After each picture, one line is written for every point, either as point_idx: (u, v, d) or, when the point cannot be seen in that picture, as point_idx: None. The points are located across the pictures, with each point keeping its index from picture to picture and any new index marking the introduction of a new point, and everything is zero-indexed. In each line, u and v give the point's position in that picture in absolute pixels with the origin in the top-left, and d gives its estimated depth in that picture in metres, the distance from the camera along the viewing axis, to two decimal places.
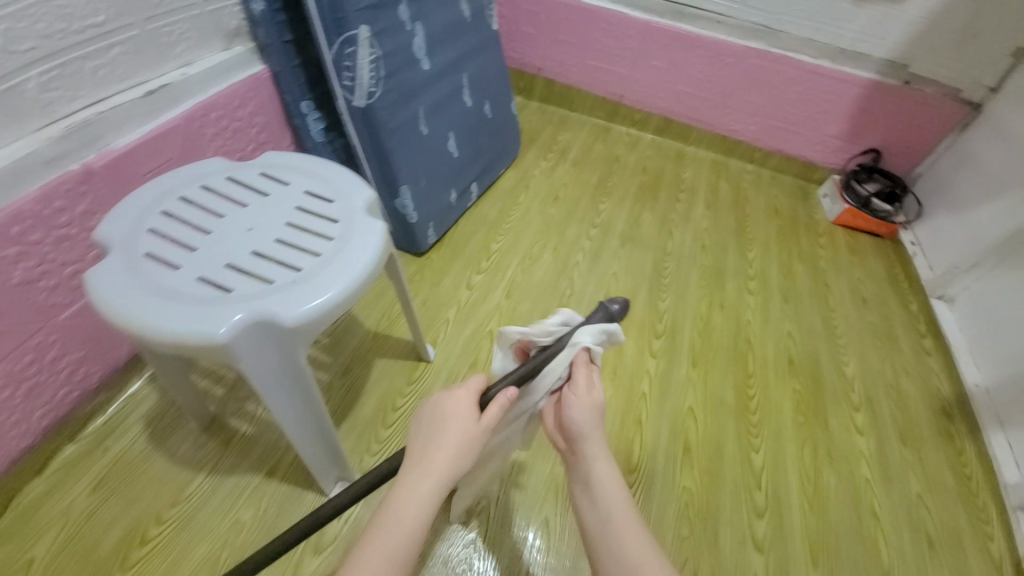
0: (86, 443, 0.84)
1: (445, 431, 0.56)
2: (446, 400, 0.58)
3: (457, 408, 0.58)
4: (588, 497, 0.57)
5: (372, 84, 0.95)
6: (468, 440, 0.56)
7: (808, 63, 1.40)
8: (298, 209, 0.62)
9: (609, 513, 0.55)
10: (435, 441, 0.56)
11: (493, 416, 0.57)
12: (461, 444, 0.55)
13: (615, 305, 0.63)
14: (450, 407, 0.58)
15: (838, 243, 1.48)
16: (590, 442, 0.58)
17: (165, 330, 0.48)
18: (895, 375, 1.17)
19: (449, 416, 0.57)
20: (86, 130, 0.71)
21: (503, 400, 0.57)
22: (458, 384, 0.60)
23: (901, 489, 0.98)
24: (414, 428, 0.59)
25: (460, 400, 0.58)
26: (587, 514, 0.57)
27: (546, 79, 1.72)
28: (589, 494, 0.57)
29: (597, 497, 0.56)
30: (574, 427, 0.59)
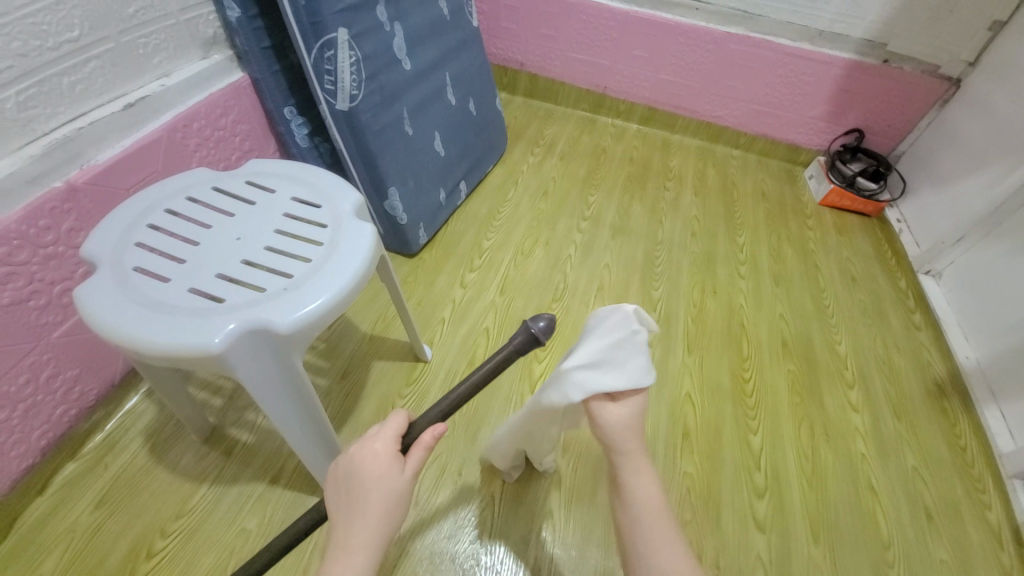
0: (87, 460, 0.83)
1: (367, 495, 0.50)
2: (361, 459, 0.52)
3: (376, 466, 0.52)
4: (620, 502, 0.54)
5: (354, 87, 0.94)
6: (395, 498, 0.51)
7: (788, 46, 1.41)
8: (285, 216, 0.62)
9: (645, 519, 0.52)
10: (358, 507, 0.50)
11: (417, 461, 0.54)
12: (388, 503, 0.51)
13: (541, 323, 0.53)
14: (366, 466, 0.52)
15: (826, 224, 1.49)
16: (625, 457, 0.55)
17: (158, 343, 0.48)
18: (887, 351, 1.19)
19: (367, 477, 0.51)
20: (67, 146, 0.70)
21: (427, 441, 0.55)
22: (374, 433, 0.55)
23: (896, 463, 1.00)
24: (332, 493, 0.53)
25: (376, 455, 0.53)
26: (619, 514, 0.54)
27: (530, 74, 1.72)
28: (621, 497, 0.54)
29: (633, 498, 0.53)
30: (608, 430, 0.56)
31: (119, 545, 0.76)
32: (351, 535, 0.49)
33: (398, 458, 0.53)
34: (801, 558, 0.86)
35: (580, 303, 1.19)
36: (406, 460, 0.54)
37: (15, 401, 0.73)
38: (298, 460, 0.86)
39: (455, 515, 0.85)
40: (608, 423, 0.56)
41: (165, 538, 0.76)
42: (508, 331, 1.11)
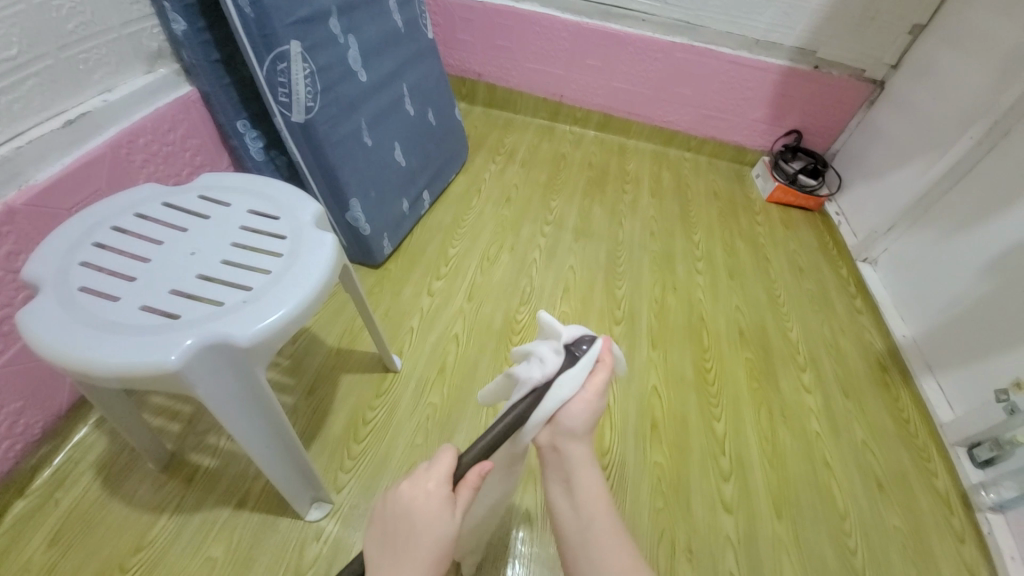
0: (33, 499, 0.78)
1: (415, 539, 0.50)
2: (411, 500, 0.51)
3: (425, 507, 0.51)
4: (566, 497, 0.55)
5: (310, 99, 0.94)
6: (443, 542, 0.50)
7: (728, 55, 1.50)
8: (242, 229, 0.61)
9: (591, 517, 0.53)
10: (405, 551, 0.49)
11: (465, 500, 0.53)
12: (437, 547, 0.50)
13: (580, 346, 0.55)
14: (417, 506, 0.51)
15: (773, 219, 1.59)
16: (574, 448, 0.55)
17: (111, 363, 0.47)
18: (834, 335, 1.27)
19: (417, 522, 0.50)
20: (4, 167, 0.67)
21: (473, 480, 0.53)
22: (426, 467, 0.52)
23: (848, 438, 1.07)
24: (377, 529, 0.52)
25: (428, 496, 0.51)
26: (563, 519, 0.55)
27: (488, 84, 1.75)
28: (569, 495, 0.55)
29: (578, 499, 0.54)
30: (563, 425, 0.54)
31: None
32: None
33: (450, 497, 0.52)
34: (768, 536, 0.90)
35: (547, 305, 1.22)
36: (455, 499, 0.52)
37: None
38: (266, 480, 0.83)
39: None
40: (568, 421, 0.53)
41: (124, 574, 0.72)
42: (478, 335, 1.12)
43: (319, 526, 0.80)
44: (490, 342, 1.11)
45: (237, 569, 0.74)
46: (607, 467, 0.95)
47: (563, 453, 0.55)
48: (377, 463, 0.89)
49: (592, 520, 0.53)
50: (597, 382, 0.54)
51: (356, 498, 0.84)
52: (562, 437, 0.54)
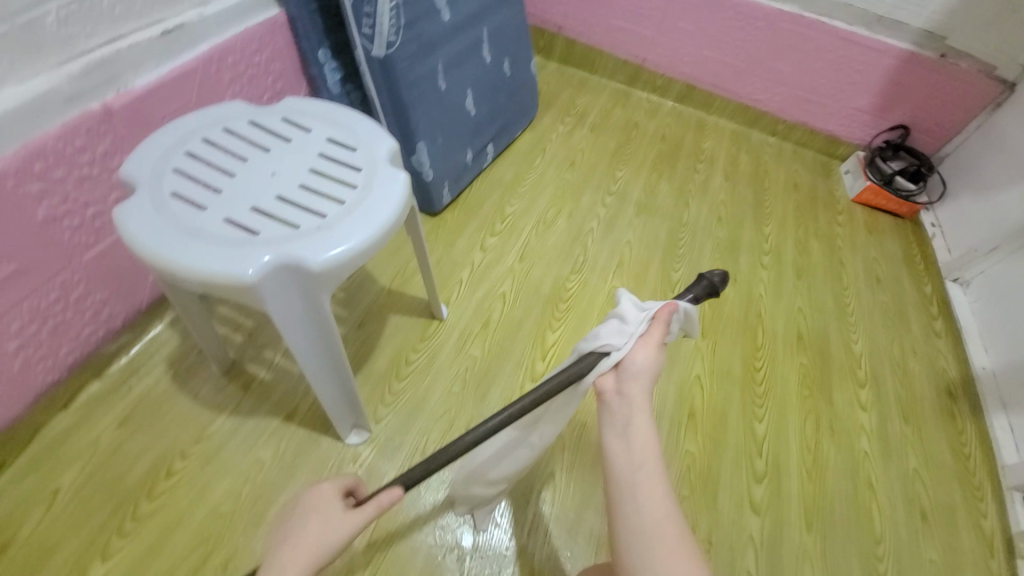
0: (112, 380, 0.86)
1: (303, 531, 0.52)
2: (308, 497, 0.56)
3: (316, 505, 0.54)
4: (619, 439, 0.52)
5: (392, 33, 0.92)
6: (326, 538, 0.52)
7: (842, 30, 1.34)
8: (320, 156, 0.62)
9: (643, 461, 0.50)
10: (292, 543, 0.51)
11: (365, 514, 0.53)
12: (319, 546, 0.51)
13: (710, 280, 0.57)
14: (311, 503, 0.55)
15: (857, 221, 1.45)
16: (636, 390, 0.54)
17: (196, 268, 0.49)
18: (903, 354, 1.17)
19: (309, 513, 0.54)
20: (105, 68, 0.70)
21: (382, 500, 0.54)
22: (327, 479, 0.59)
23: (898, 463, 1.01)
24: (274, 536, 0.54)
25: (321, 494, 0.56)
26: (613, 453, 0.51)
27: (567, 38, 1.65)
28: (621, 436, 0.52)
29: (633, 434, 0.51)
30: (627, 367, 0.55)
31: (141, 462, 0.80)
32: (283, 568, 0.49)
33: (337, 499, 0.56)
34: (791, 543, 0.88)
35: (598, 277, 1.19)
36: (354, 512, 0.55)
37: (45, 315, 0.75)
38: (313, 400, 0.88)
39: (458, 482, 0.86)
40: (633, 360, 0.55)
41: (184, 460, 0.80)
42: (524, 297, 1.12)
43: (357, 452, 0.85)
44: (536, 306, 1.11)
45: (281, 474, 0.80)
46: None
47: (624, 395, 0.54)
48: (414, 403, 0.92)
49: (646, 464, 0.50)
50: (656, 337, 0.56)
51: (392, 431, 0.88)
52: (626, 378, 0.55)
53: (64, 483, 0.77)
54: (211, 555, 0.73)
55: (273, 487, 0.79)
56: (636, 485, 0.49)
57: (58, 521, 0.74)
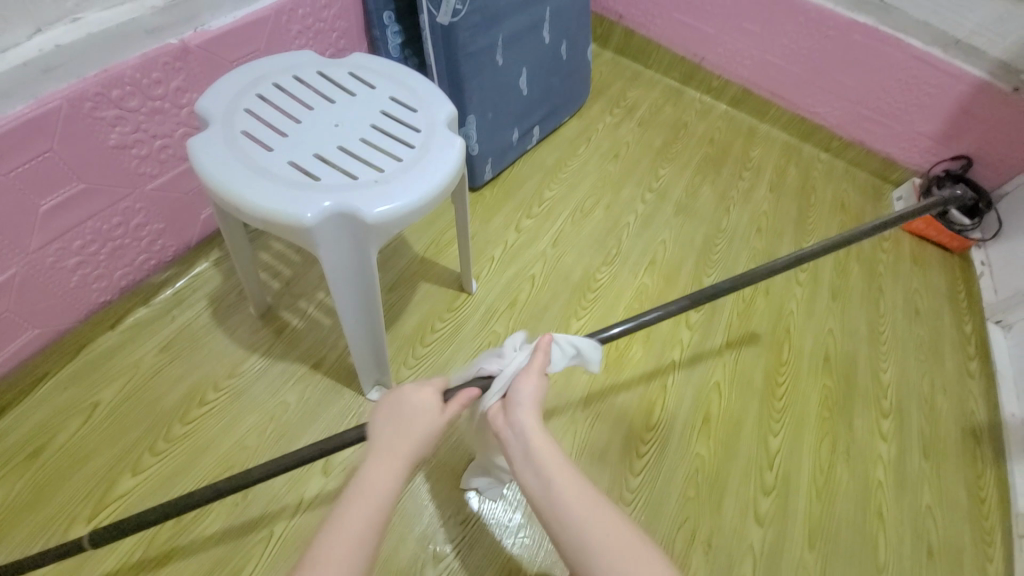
0: (156, 308, 0.90)
1: (409, 424, 0.55)
2: (410, 397, 0.57)
3: (418, 403, 0.57)
4: (534, 475, 0.52)
5: (459, 2, 0.93)
6: (429, 434, 0.55)
7: (916, 49, 1.28)
8: (382, 113, 0.63)
9: (559, 478, 0.51)
10: (394, 435, 0.54)
11: (456, 408, 0.57)
12: (417, 440, 0.54)
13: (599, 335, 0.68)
14: (412, 401, 0.57)
15: (902, 249, 1.40)
16: (526, 416, 0.55)
17: (260, 205, 0.52)
18: (932, 390, 1.14)
19: (407, 411, 0.56)
20: (185, 6, 0.73)
21: (463, 399, 0.58)
22: (425, 379, 0.60)
23: (911, 497, 0.99)
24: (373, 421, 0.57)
25: (423, 395, 0.57)
26: (533, 491, 0.52)
27: (627, 28, 1.62)
28: (538, 470, 0.52)
29: (543, 468, 0.52)
30: (512, 395, 0.57)
31: (176, 388, 0.84)
32: (379, 456, 0.52)
33: (441, 404, 0.57)
34: (791, 558, 0.88)
35: (629, 272, 1.18)
36: (446, 408, 0.57)
37: (106, 238, 0.79)
38: (341, 352, 0.91)
39: (459, 443, 0.88)
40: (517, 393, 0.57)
41: (216, 392, 0.84)
42: (553, 282, 1.12)
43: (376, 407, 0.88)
44: (563, 292, 1.11)
45: (304, 418, 0.84)
46: (648, 443, 0.95)
47: (514, 423, 0.55)
48: (435, 370, 0.95)
49: (555, 479, 0.51)
50: (540, 361, 0.59)
51: None
52: (512, 409, 0.56)
53: (105, 397, 0.82)
54: None
55: (296, 428, 0.83)
56: (558, 513, 0.49)
57: (97, 431, 0.79)
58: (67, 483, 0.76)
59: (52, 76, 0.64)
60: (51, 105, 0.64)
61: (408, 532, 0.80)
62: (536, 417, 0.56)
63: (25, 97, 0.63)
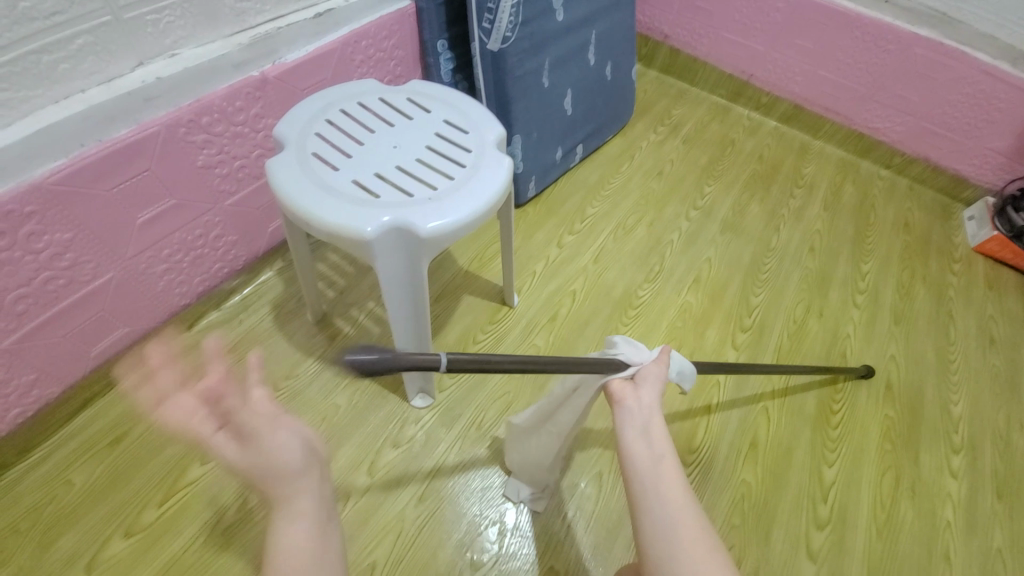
0: (226, 313, 0.98)
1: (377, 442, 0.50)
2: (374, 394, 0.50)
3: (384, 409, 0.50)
4: (637, 440, 0.54)
5: (509, 29, 0.98)
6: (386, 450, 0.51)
7: (987, 61, 1.21)
8: (436, 135, 0.67)
9: (661, 456, 0.53)
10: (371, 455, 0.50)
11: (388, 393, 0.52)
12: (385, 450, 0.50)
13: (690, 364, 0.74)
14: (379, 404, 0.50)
15: (974, 272, 1.30)
16: (645, 396, 0.59)
17: (326, 219, 0.57)
18: (1011, 427, 1.04)
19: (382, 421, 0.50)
20: (267, 42, 0.81)
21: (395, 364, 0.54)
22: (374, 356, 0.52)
23: (987, 543, 0.90)
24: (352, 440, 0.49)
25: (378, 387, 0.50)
26: (631, 452, 0.54)
27: (672, 48, 1.63)
28: (641, 436, 0.55)
29: (652, 437, 0.55)
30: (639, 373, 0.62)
31: None
32: None
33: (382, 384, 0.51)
34: None
35: (672, 290, 1.17)
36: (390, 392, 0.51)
37: (189, 248, 0.88)
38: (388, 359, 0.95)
39: (494, 454, 0.89)
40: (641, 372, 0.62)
41: (275, 392, 0.91)
42: (594, 298, 1.13)
43: (418, 414, 0.91)
44: (605, 309, 1.11)
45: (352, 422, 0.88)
46: (690, 466, 0.92)
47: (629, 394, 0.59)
48: (475, 381, 0.97)
49: (665, 456, 0.53)
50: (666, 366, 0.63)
51: (453, 402, 0.93)
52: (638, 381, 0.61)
53: None
54: None
55: (344, 431, 0.87)
56: (656, 485, 0.51)
57: (168, 425, 0.87)
58: (141, 471, 0.83)
59: (152, 105, 0.73)
60: (151, 130, 0.73)
61: (445, 540, 0.81)
62: (656, 397, 0.60)
63: (129, 122, 0.72)
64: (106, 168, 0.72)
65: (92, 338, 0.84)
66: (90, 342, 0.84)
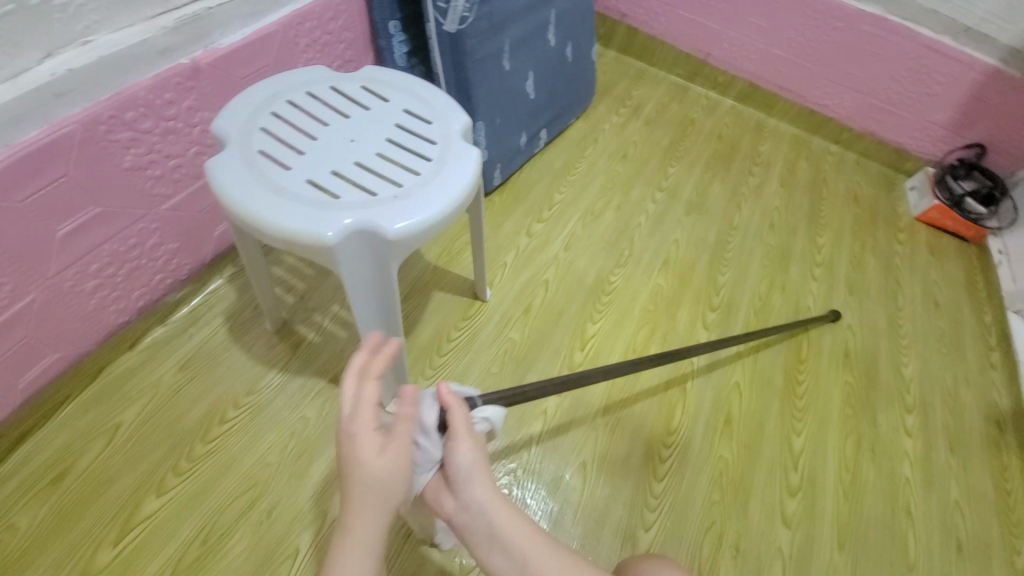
0: (174, 327, 0.90)
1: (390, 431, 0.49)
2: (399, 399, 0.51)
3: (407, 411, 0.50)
4: (497, 553, 0.47)
5: (466, 10, 0.92)
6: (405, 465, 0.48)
7: (927, 37, 1.26)
8: (397, 126, 0.62)
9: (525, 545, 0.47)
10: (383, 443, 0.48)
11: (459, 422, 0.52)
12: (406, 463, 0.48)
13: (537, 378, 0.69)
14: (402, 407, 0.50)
15: (917, 240, 1.38)
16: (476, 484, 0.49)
17: (281, 225, 0.51)
18: (955, 384, 1.12)
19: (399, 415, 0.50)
20: (196, 25, 0.72)
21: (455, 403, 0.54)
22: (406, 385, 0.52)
23: (940, 493, 0.97)
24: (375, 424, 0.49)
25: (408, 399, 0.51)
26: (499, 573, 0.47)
27: (630, 27, 1.61)
28: (495, 544, 0.48)
29: (505, 540, 0.47)
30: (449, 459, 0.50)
31: (197, 406, 0.84)
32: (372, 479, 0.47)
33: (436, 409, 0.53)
34: (821, 561, 0.87)
35: (643, 274, 1.17)
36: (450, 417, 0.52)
37: (123, 259, 0.79)
38: None
39: None
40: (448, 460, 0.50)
41: (236, 410, 0.84)
42: (568, 287, 1.11)
43: None
44: (578, 296, 1.10)
45: (325, 434, 0.83)
46: (670, 447, 0.94)
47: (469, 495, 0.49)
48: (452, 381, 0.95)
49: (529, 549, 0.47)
50: (460, 420, 0.52)
51: None
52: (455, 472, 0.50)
53: (126, 419, 0.82)
54: (256, 500, 0.77)
55: (317, 444, 0.83)
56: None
57: (119, 454, 0.79)
58: (91, 508, 0.75)
59: (65, 101, 0.64)
60: (65, 130, 0.64)
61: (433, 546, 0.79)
62: (482, 470, 0.50)
63: (39, 123, 0.63)
64: (15, 177, 0.62)
65: (17, 367, 0.75)
66: (15, 372, 0.75)
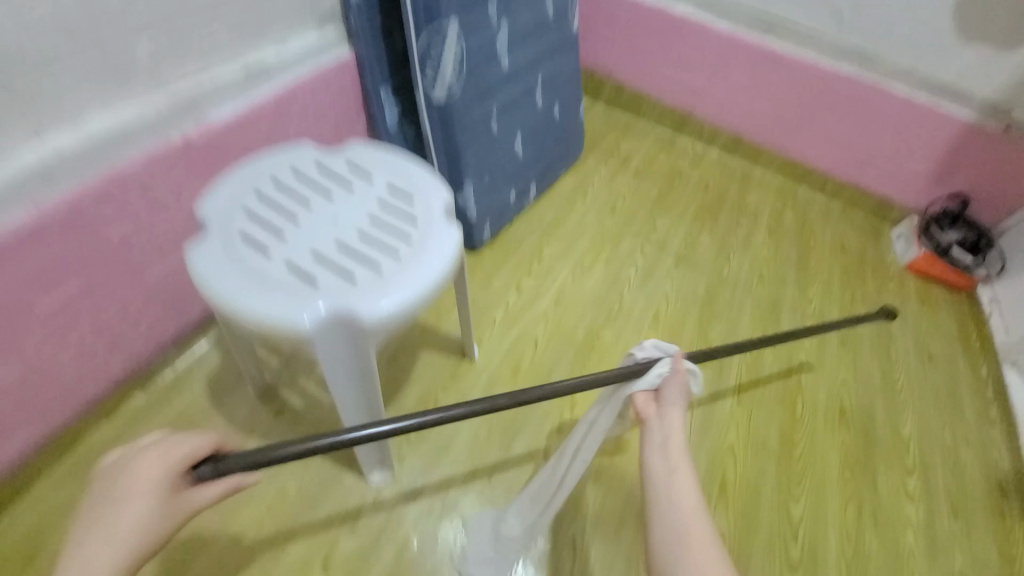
0: (153, 394, 0.88)
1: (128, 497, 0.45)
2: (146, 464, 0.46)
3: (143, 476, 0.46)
4: (657, 459, 0.57)
5: (453, 80, 0.96)
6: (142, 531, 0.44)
7: (902, 94, 1.31)
8: (379, 205, 0.63)
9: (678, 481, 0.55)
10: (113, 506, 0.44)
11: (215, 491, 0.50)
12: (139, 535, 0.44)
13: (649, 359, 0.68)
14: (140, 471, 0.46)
15: (907, 290, 1.38)
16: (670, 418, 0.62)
17: (256, 314, 0.51)
18: (955, 442, 1.10)
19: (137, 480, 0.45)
20: (188, 104, 0.76)
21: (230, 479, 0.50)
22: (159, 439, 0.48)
23: (945, 565, 0.93)
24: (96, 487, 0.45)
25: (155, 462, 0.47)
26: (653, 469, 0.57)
27: (616, 83, 1.67)
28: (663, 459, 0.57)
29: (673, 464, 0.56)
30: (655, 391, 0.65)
31: None
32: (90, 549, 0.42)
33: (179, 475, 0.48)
34: None
35: (633, 329, 1.16)
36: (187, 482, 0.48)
37: (103, 330, 0.79)
38: None
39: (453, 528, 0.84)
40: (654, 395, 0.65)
41: None
42: (557, 343, 1.10)
43: (377, 491, 0.86)
44: (567, 354, 1.09)
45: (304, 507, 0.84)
46: None
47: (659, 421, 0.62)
48: (439, 446, 0.92)
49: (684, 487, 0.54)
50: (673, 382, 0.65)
51: (414, 473, 0.89)
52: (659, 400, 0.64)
53: None
54: None
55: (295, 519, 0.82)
56: (675, 506, 0.52)
57: None
58: None
59: (54, 182, 0.66)
60: (49, 209, 0.65)
61: None
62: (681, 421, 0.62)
63: (22, 204, 0.64)
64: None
65: None
66: None
